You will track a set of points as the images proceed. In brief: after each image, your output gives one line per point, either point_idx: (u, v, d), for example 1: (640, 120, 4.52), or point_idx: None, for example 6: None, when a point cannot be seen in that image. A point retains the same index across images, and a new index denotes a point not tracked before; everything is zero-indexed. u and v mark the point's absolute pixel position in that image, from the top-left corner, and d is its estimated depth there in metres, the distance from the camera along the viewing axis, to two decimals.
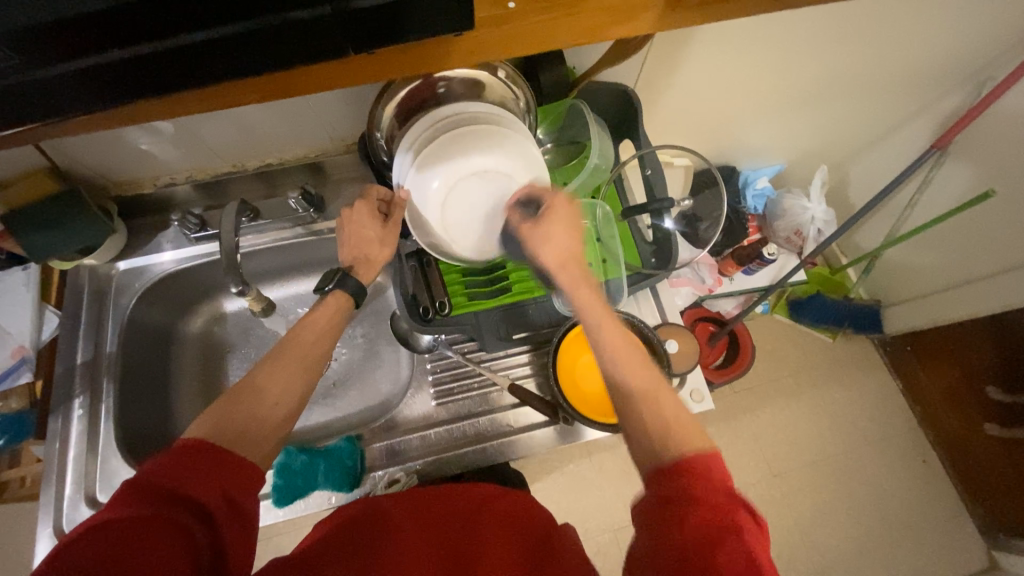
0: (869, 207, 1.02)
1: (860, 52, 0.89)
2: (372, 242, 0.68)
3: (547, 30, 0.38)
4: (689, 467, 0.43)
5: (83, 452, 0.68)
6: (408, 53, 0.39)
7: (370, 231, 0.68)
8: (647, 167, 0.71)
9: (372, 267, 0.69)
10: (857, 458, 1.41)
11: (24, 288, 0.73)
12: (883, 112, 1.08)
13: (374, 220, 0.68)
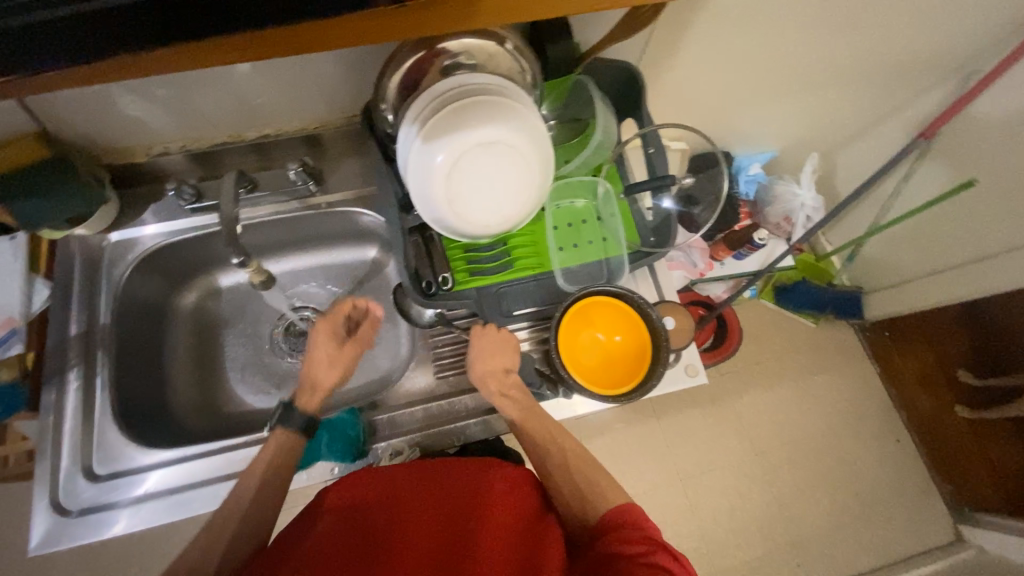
0: (858, 192, 1.05)
1: (856, 37, 0.91)
2: (323, 366, 0.69)
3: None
4: (617, 527, 0.55)
5: (80, 424, 0.67)
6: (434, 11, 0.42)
7: (325, 353, 0.70)
8: (650, 145, 0.72)
9: (318, 392, 0.69)
10: (834, 437, 1.47)
11: (11, 257, 0.71)
12: (873, 102, 1.10)
13: (332, 340, 0.70)
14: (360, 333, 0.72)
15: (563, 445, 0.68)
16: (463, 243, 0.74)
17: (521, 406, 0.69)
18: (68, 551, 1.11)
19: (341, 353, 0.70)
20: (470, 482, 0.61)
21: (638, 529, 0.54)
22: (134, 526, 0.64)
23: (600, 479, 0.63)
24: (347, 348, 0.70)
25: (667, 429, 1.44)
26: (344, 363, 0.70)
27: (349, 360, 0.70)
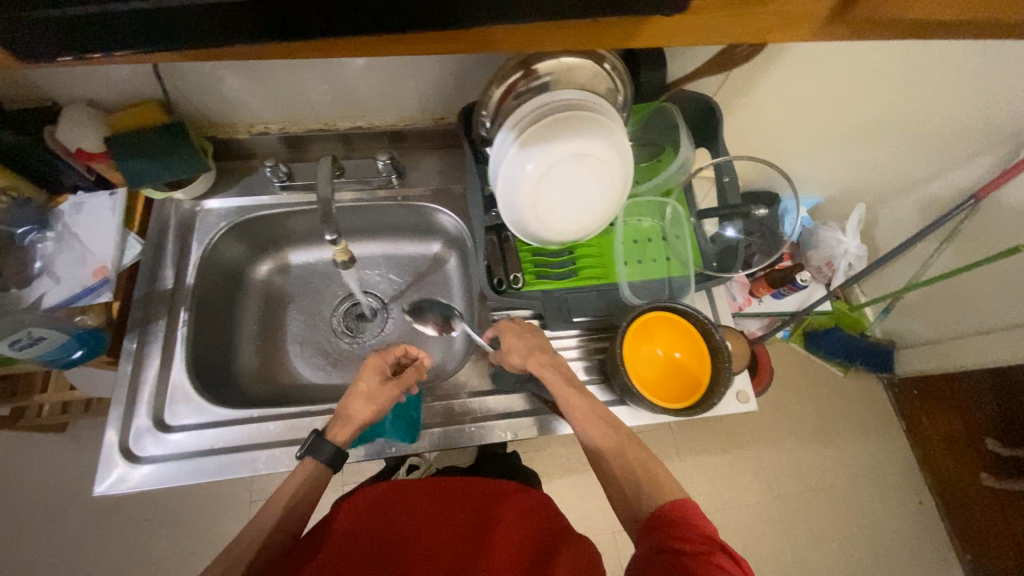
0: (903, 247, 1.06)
1: (915, 94, 0.94)
2: (363, 401, 0.65)
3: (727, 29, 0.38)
4: (671, 521, 0.53)
5: (159, 373, 0.70)
6: (599, 27, 0.37)
7: (368, 388, 0.66)
8: (725, 174, 0.75)
9: (350, 425, 0.65)
10: (853, 491, 1.45)
11: (111, 212, 0.75)
12: (919, 161, 1.10)
13: (378, 375, 0.68)
14: (407, 375, 0.69)
15: (618, 427, 0.65)
16: (533, 247, 0.77)
17: (570, 391, 0.68)
18: None
19: (384, 391, 0.66)
20: (481, 507, 0.63)
21: (691, 526, 0.52)
22: (192, 479, 0.65)
23: (657, 469, 0.60)
24: (390, 387, 0.67)
25: (685, 461, 1.44)
26: (383, 401, 0.66)
27: (389, 399, 0.67)
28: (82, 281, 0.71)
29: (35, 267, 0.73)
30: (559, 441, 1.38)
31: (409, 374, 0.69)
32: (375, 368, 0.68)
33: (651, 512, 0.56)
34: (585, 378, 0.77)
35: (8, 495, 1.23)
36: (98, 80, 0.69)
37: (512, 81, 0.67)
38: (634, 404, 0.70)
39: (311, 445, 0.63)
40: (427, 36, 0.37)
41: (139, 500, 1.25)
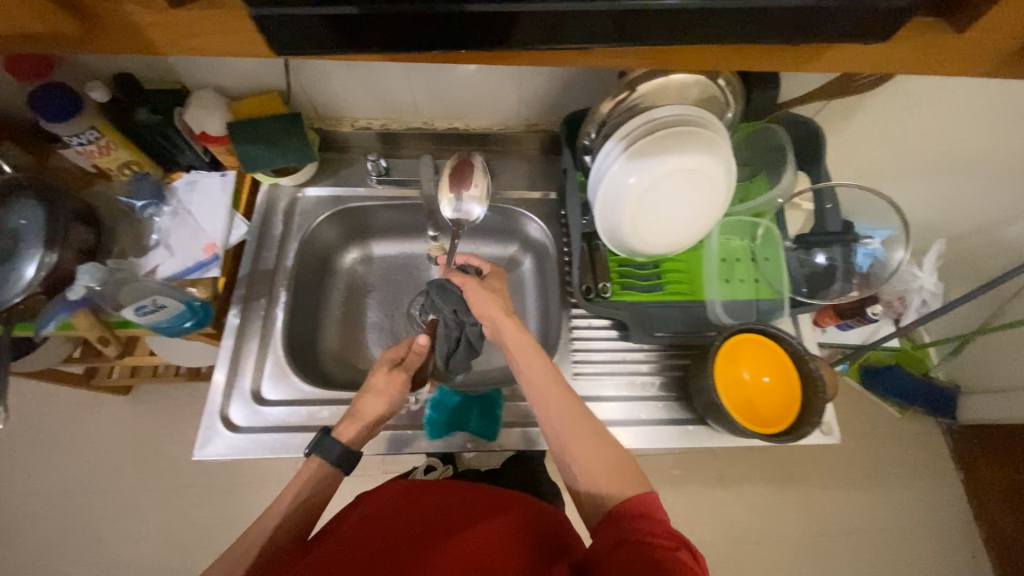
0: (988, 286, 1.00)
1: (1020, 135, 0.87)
2: (372, 396, 0.67)
3: (905, 58, 0.40)
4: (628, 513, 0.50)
5: (258, 348, 0.74)
6: (784, 50, 0.39)
7: (377, 381, 0.68)
8: (826, 201, 0.77)
9: (359, 422, 0.65)
10: (905, 539, 1.31)
11: (220, 192, 0.79)
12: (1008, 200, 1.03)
13: (385, 366, 0.70)
14: (409, 362, 0.71)
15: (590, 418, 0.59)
16: (621, 257, 0.77)
17: (543, 377, 0.61)
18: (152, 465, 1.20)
19: (392, 383, 0.68)
20: (468, 504, 0.58)
21: (649, 520, 0.49)
22: (270, 454, 0.68)
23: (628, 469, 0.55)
24: (398, 379, 0.69)
25: (723, 486, 1.33)
26: (394, 393, 0.67)
27: (399, 391, 0.68)
28: (194, 256, 0.75)
29: (152, 240, 0.77)
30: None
31: (411, 360, 0.72)
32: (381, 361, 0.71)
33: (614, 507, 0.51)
34: (664, 394, 0.76)
35: (31, 441, 1.21)
36: (228, 67, 0.74)
37: (628, 94, 0.67)
38: (719, 426, 0.69)
39: (319, 443, 0.64)
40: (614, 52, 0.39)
41: (152, 463, 1.20)
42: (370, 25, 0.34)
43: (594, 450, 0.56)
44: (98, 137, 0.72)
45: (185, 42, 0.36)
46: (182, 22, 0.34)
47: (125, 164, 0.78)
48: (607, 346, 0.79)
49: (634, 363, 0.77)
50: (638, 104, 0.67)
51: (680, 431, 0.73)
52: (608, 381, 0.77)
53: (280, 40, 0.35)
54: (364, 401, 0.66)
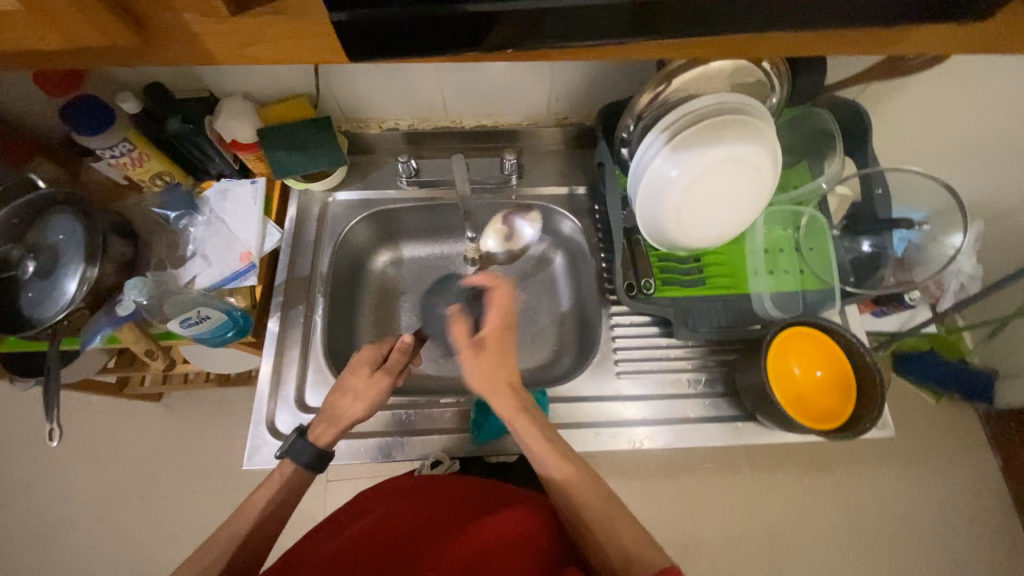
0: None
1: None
2: (348, 400, 0.63)
3: (980, 40, 0.40)
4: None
5: (299, 354, 0.74)
6: (858, 36, 0.40)
7: (355, 384, 0.63)
8: (876, 186, 0.74)
9: (336, 427, 0.63)
10: (951, 534, 1.20)
11: (252, 199, 0.78)
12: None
13: (365, 367, 0.64)
14: (392, 362, 0.65)
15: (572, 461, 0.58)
16: (662, 252, 0.75)
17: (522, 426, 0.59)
18: (188, 469, 1.21)
19: (370, 387, 0.63)
20: (487, 498, 0.61)
21: None
22: None
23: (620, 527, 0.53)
24: (377, 382, 0.63)
25: (757, 477, 1.22)
26: (371, 399, 0.63)
27: (377, 396, 0.63)
28: (230, 265, 0.75)
29: (187, 251, 0.77)
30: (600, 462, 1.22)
31: (396, 360, 0.65)
32: (362, 360, 0.65)
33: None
34: (710, 390, 0.74)
35: (70, 446, 1.23)
36: (256, 73, 0.73)
37: (666, 88, 0.64)
38: (770, 422, 0.67)
39: (291, 445, 0.63)
40: (680, 44, 0.41)
41: (186, 466, 1.22)
42: (438, 28, 0.36)
43: (586, 495, 0.55)
44: (130, 148, 0.72)
45: (243, 50, 0.38)
46: (248, 29, 0.37)
47: (157, 175, 0.78)
48: (650, 343, 0.77)
49: (679, 360, 0.76)
50: (679, 96, 0.65)
51: (728, 428, 0.72)
52: (652, 378, 0.75)
53: (354, 46, 0.37)
54: (339, 405, 0.63)
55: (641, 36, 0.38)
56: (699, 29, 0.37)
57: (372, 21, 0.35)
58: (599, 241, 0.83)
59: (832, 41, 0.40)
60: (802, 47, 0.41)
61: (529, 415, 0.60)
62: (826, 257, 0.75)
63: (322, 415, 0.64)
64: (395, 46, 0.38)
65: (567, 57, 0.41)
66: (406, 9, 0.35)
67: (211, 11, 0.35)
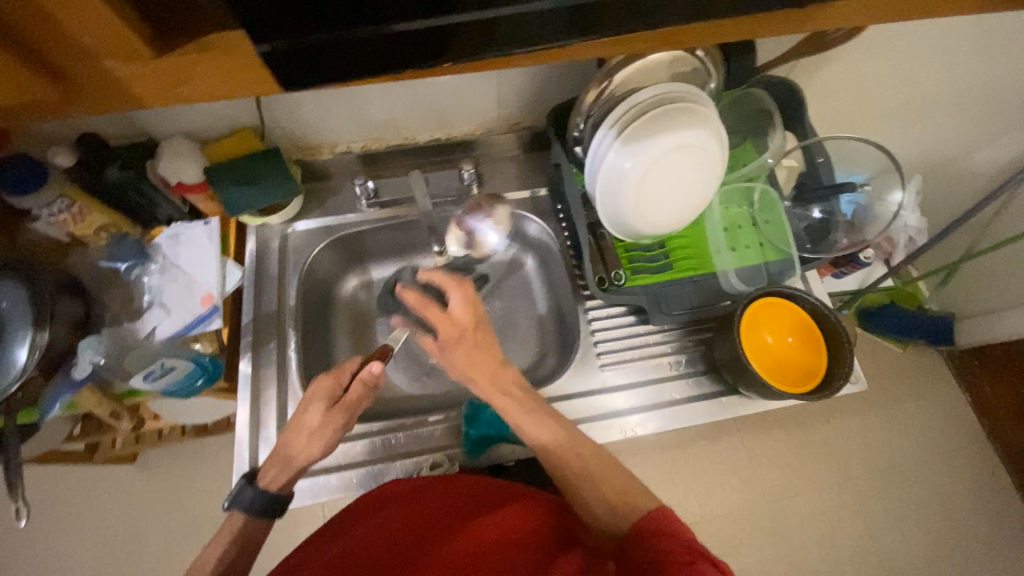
0: (967, 215, 1.02)
1: (982, 60, 0.87)
2: (304, 442, 0.61)
3: (895, 8, 0.42)
4: (657, 524, 0.48)
5: (275, 391, 0.73)
6: (784, 16, 0.42)
7: (312, 422, 0.61)
8: (817, 156, 0.79)
9: (282, 467, 0.61)
10: (934, 472, 1.24)
11: (207, 241, 0.75)
12: (973, 125, 1.02)
13: (323, 404, 0.61)
14: (353, 397, 0.61)
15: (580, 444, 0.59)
16: (628, 242, 0.77)
17: (525, 406, 0.61)
18: (169, 529, 1.15)
19: (326, 425, 0.61)
20: (476, 497, 0.59)
21: (675, 536, 0.47)
22: (314, 498, 0.69)
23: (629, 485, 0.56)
24: (334, 419, 0.61)
25: (750, 446, 1.23)
26: (327, 437, 0.61)
27: (333, 433, 0.61)
28: (192, 310, 0.72)
29: (144, 301, 0.74)
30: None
31: (356, 394, 0.61)
32: (320, 393, 0.61)
33: (637, 523, 0.50)
34: (691, 370, 0.76)
35: (42, 522, 1.15)
36: (196, 110, 0.71)
37: (609, 84, 0.67)
38: (752, 391, 0.69)
39: (239, 495, 0.61)
40: (616, 40, 0.42)
41: (172, 524, 1.16)
42: (376, 49, 0.37)
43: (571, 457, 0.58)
44: (70, 204, 0.69)
45: (175, 89, 0.38)
46: (174, 67, 0.36)
47: (101, 228, 0.73)
48: (629, 331, 0.78)
49: (658, 344, 0.77)
50: (624, 90, 0.67)
51: (714, 404, 0.73)
52: (635, 366, 0.76)
53: (287, 76, 0.37)
54: (291, 442, 0.61)
55: (574, 39, 0.39)
56: (628, 25, 0.39)
57: (309, 50, 0.35)
58: (566, 239, 0.83)
59: (757, 24, 0.42)
60: (735, 32, 0.42)
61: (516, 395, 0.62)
62: (782, 227, 0.78)
63: (274, 459, 0.62)
64: (335, 70, 0.37)
65: (508, 64, 0.42)
66: (341, 32, 0.35)
67: (132, 51, 0.34)
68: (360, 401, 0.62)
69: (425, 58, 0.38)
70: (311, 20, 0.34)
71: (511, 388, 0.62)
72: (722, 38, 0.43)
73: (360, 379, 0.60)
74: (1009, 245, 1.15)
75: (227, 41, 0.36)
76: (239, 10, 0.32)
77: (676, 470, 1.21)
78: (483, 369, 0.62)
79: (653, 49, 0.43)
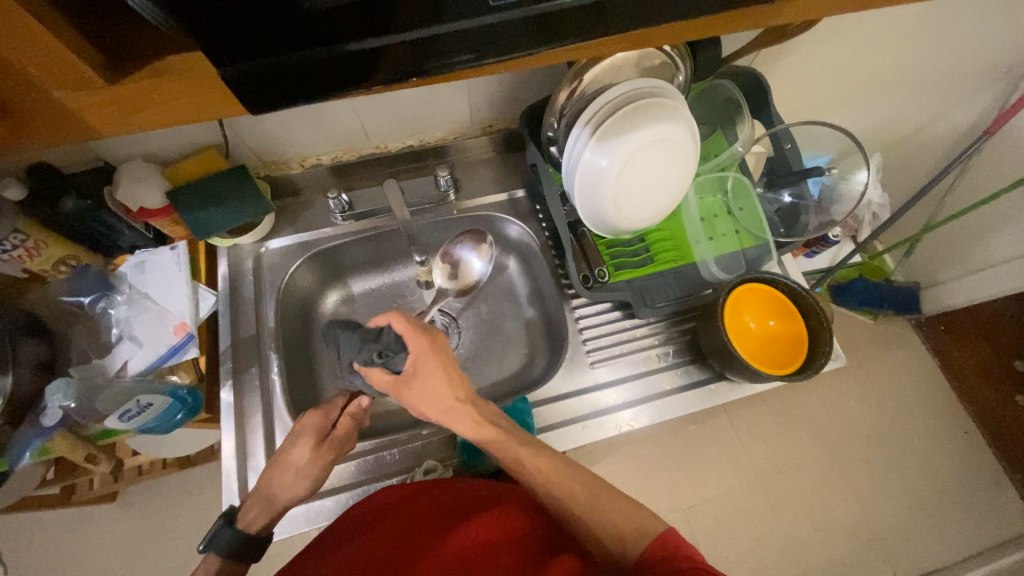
0: (925, 189, 1.06)
1: (931, 43, 0.91)
2: (290, 479, 0.60)
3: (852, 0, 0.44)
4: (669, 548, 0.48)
5: (263, 417, 0.71)
6: (747, 13, 0.42)
7: (299, 459, 0.61)
8: (785, 142, 0.80)
9: (265, 499, 0.60)
10: (912, 436, 1.29)
11: (176, 268, 0.72)
12: (926, 102, 1.06)
13: (310, 440, 0.62)
14: (341, 430, 0.64)
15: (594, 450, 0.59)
16: (609, 238, 0.77)
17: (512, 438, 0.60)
18: (158, 563, 1.11)
19: (315, 462, 0.61)
20: (476, 500, 0.59)
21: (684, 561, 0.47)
22: (311, 524, 0.67)
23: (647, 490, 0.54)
24: (322, 455, 0.62)
25: (739, 427, 1.26)
26: (316, 473, 0.61)
27: (320, 462, 0.61)
28: (165, 341, 0.69)
29: (112, 335, 0.70)
30: (591, 450, 1.21)
31: (343, 427, 0.64)
32: (307, 428, 0.63)
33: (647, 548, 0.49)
34: (679, 359, 0.77)
35: (17, 572, 1.09)
36: (155, 132, 0.67)
37: (580, 82, 0.67)
38: (739, 376, 0.71)
39: (216, 536, 0.59)
40: (583, 44, 0.42)
41: (160, 560, 1.11)
42: (338, 68, 0.36)
43: None
44: (24, 239, 0.64)
45: (131, 119, 0.37)
46: (126, 96, 0.35)
47: (60, 262, 0.70)
48: (617, 326, 0.79)
49: (646, 336, 0.78)
50: (596, 88, 0.68)
51: (703, 392, 0.75)
52: (625, 359, 0.77)
53: (251, 97, 0.35)
54: (274, 478, 0.60)
55: (542, 46, 0.38)
56: (593, 34, 0.39)
57: (275, 70, 0.34)
58: (548, 240, 0.83)
59: (723, 22, 0.43)
60: (700, 30, 0.43)
61: (498, 426, 0.61)
62: (756, 214, 0.80)
63: (257, 498, 0.61)
64: (300, 92, 0.36)
65: (477, 74, 0.41)
66: (310, 52, 0.34)
67: (77, 85, 0.33)
68: (348, 436, 0.64)
69: (393, 74, 0.37)
70: (274, 42, 0.32)
71: (495, 419, 0.62)
72: (693, 37, 0.43)
73: (350, 412, 0.65)
74: (963, 216, 1.21)
75: (184, 62, 0.35)
76: (190, 34, 0.31)
77: (669, 455, 1.22)
78: (448, 399, 0.62)
79: (622, 49, 0.44)
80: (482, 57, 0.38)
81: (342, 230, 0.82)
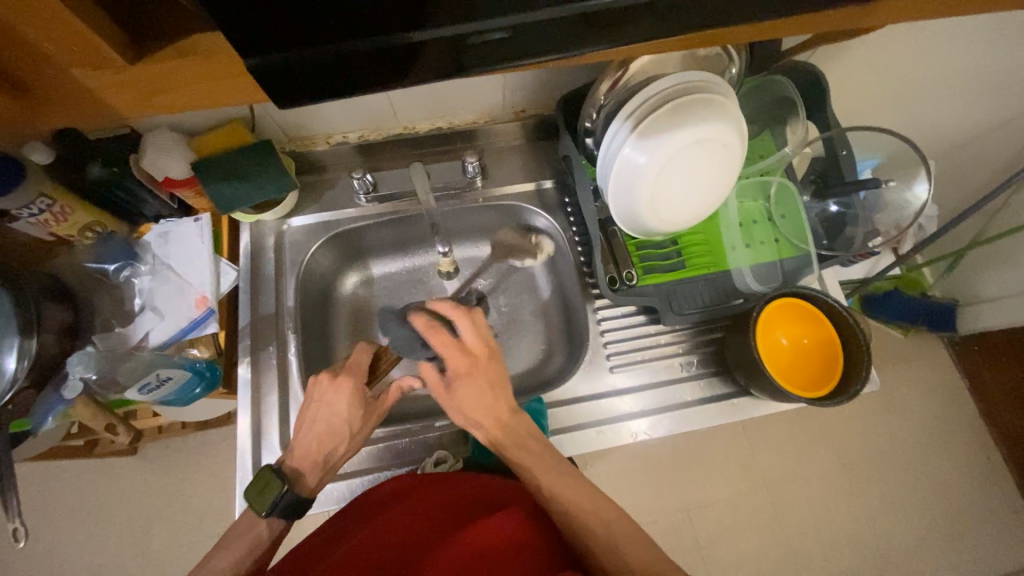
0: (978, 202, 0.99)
1: (1009, 44, 0.82)
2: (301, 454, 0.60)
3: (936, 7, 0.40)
4: None
5: (277, 398, 0.71)
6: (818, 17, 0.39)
7: (350, 425, 0.61)
8: (840, 147, 0.74)
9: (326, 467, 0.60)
10: (933, 457, 1.25)
11: (198, 240, 0.72)
12: (993, 110, 0.97)
13: (361, 406, 0.61)
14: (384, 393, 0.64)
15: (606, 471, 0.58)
16: (639, 238, 0.74)
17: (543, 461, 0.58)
18: (174, 515, 1.15)
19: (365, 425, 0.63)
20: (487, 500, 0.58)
21: None
22: (322, 507, 0.68)
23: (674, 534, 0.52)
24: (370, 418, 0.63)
25: (752, 434, 1.23)
26: (321, 446, 0.61)
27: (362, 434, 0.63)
28: (186, 314, 0.69)
29: (136, 305, 0.71)
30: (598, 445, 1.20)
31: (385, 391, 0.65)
32: (352, 394, 0.61)
33: None
34: (702, 371, 0.74)
35: (45, 511, 1.15)
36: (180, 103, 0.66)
37: (624, 73, 0.62)
38: (764, 394, 0.68)
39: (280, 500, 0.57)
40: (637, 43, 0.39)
41: (177, 514, 1.16)
42: (367, 67, 0.33)
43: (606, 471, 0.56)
44: (50, 203, 0.64)
45: (152, 100, 0.36)
46: (149, 76, 0.34)
47: (85, 228, 0.69)
48: (641, 331, 0.76)
49: (670, 343, 0.76)
50: (640, 79, 0.63)
51: (725, 406, 0.72)
52: (647, 365, 0.75)
53: (281, 89, 0.33)
54: (318, 442, 0.60)
55: (594, 44, 0.35)
56: (645, 37, 0.36)
57: (312, 62, 0.32)
58: (574, 236, 0.80)
59: (795, 24, 0.39)
60: (765, 31, 0.39)
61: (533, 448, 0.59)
62: (802, 221, 0.75)
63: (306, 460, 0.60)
64: (335, 86, 0.34)
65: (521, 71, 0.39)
66: (348, 44, 0.31)
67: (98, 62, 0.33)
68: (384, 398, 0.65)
69: (429, 71, 0.34)
70: (304, 32, 0.30)
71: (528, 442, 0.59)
72: (758, 38, 0.40)
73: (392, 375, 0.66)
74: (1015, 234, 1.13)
75: (208, 43, 0.34)
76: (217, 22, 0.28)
77: (678, 454, 1.20)
78: (485, 414, 0.58)
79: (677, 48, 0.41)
80: (525, 54, 0.35)
81: (366, 210, 0.81)
